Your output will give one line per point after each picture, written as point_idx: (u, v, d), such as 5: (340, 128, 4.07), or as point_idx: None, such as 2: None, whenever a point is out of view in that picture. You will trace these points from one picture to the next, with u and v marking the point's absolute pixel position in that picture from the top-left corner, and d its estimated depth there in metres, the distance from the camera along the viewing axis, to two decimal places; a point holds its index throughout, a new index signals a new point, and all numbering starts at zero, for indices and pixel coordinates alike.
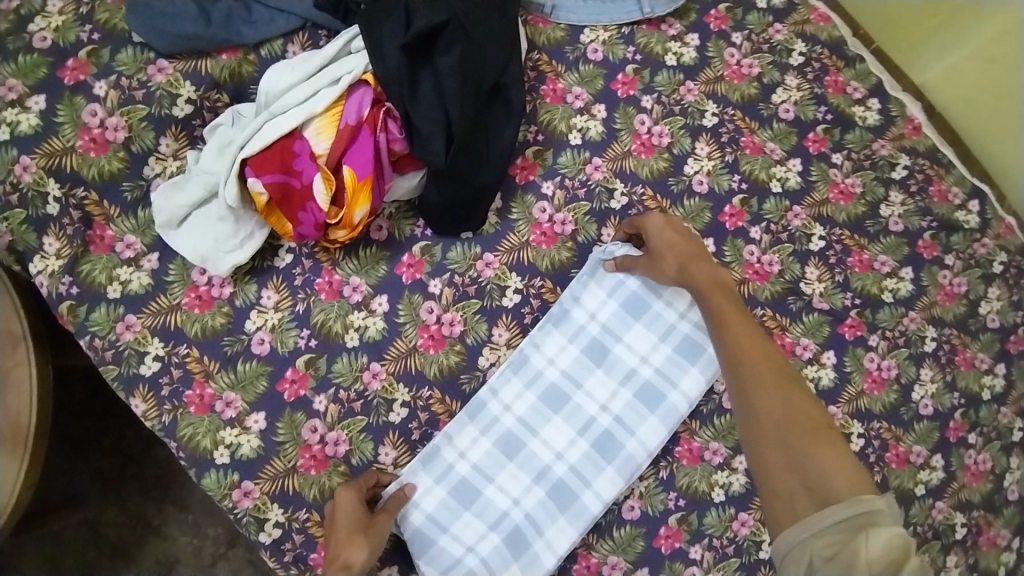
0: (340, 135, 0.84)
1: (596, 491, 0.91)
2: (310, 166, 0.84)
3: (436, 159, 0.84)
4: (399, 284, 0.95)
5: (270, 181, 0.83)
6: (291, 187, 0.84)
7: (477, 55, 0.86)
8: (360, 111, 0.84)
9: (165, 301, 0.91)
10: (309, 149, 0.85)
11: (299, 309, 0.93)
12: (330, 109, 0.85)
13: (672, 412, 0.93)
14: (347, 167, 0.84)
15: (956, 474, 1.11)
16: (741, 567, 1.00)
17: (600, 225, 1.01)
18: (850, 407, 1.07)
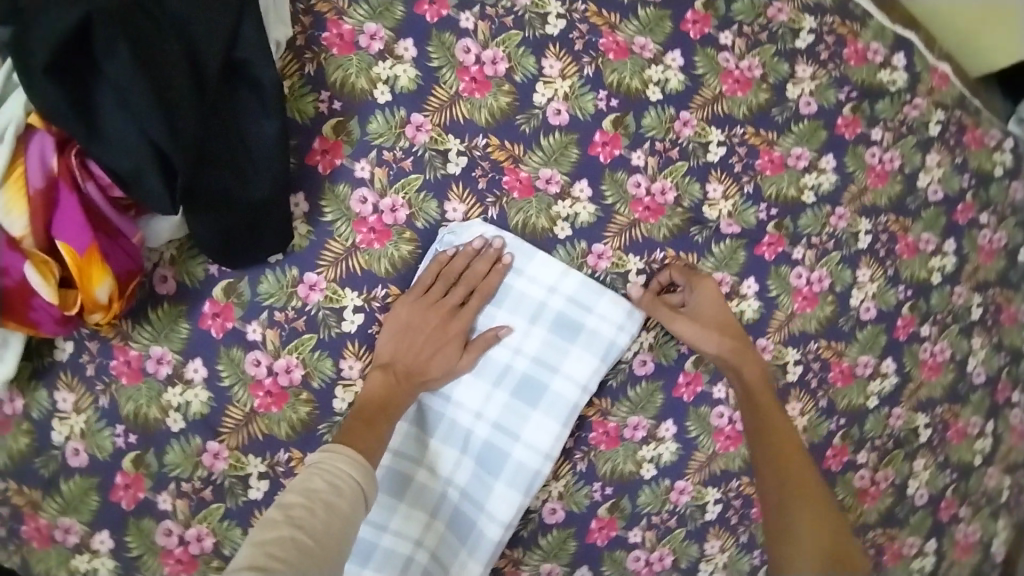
0: (35, 205, 0.62)
1: (489, 511, 0.81)
2: (14, 255, 0.62)
3: (164, 202, 0.64)
4: (210, 341, 0.77)
5: None
6: (2, 290, 0.62)
7: (160, 39, 0.60)
8: (47, 164, 0.62)
9: None
10: (4, 235, 0.62)
11: (103, 403, 0.76)
12: (6, 173, 0.61)
13: (557, 401, 0.83)
14: (60, 243, 0.63)
15: (912, 374, 1.00)
16: (688, 535, 0.91)
17: (441, 201, 0.81)
18: (780, 333, 0.93)
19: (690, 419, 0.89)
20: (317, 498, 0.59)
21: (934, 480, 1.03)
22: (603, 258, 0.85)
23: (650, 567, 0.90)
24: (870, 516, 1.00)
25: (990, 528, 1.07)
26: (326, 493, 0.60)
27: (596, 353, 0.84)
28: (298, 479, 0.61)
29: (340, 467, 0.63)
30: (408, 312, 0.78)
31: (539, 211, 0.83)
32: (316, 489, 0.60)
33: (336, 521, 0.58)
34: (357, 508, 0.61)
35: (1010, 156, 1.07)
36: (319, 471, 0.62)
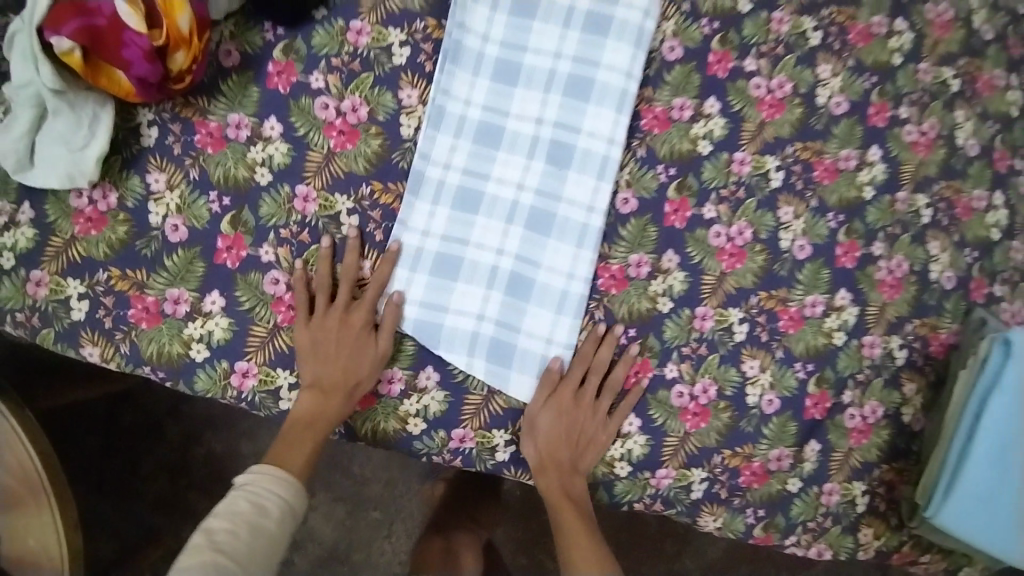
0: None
1: (569, 199, 0.86)
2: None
3: None
4: (280, 98, 0.83)
5: (75, 31, 0.68)
6: (97, 27, 0.69)
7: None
8: None
9: (61, 240, 0.81)
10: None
11: (194, 175, 0.82)
12: None
13: (608, 90, 0.86)
14: None
15: (925, 30, 1.03)
16: (759, 205, 0.92)
17: None
18: (793, 6, 0.95)
19: (730, 94, 0.92)
20: (241, 520, 0.67)
21: (981, 131, 1.05)
22: None
23: (733, 243, 0.91)
24: (930, 167, 1.01)
25: None
26: (256, 517, 0.68)
27: (633, 42, 0.86)
28: (222, 503, 0.69)
29: (267, 490, 0.71)
30: (311, 334, 0.79)
31: None
32: (248, 512, 0.68)
33: (255, 542, 0.66)
34: (281, 526, 0.70)
35: None
36: (249, 492, 0.70)
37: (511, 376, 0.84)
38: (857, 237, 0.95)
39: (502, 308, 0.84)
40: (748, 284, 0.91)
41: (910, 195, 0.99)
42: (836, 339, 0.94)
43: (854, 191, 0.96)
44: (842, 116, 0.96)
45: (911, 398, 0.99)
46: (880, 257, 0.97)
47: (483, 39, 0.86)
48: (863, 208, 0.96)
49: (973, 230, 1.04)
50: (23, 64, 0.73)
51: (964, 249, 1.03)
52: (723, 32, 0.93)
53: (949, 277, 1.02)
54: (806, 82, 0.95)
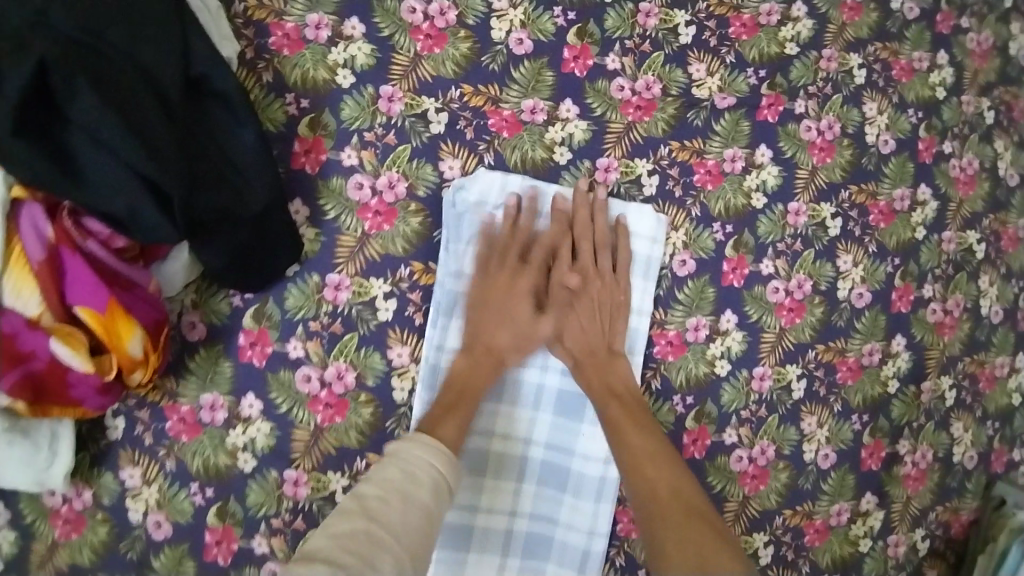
0: (43, 279, 0.57)
1: (584, 453, 0.79)
2: (39, 336, 0.57)
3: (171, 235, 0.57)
4: (255, 372, 0.74)
5: (7, 388, 0.57)
6: (36, 373, 0.58)
7: (115, 29, 0.53)
8: (41, 231, 0.57)
9: (41, 546, 0.72)
10: (21, 319, 0.57)
11: (169, 466, 0.73)
12: (8, 253, 0.56)
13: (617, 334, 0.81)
14: (78, 306, 0.58)
15: (949, 194, 0.97)
16: (782, 421, 0.88)
17: (435, 162, 0.77)
18: (809, 192, 0.89)
19: (746, 302, 0.86)
20: (390, 487, 0.54)
21: (1005, 294, 1.00)
22: (611, 170, 0.82)
23: (756, 463, 0.87)
24: (954, 347, 0.96)
25: None
26: (407, 486, 0.54)
27: (640, 274, 0.82)
28: (372, 467, 0.56)
29: (417, 456, 0.57)
30: (479, 287, 0.76)
31: (534, 142, 0.80)
32: (395, 477, 0.55)
33: (416, 514, 0.53)
34: (437, 501, 0.55)
35: None
36: (398, 457, 0.57)
37: None
38: (882, 435, 0.92)
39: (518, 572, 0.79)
40: (772, 504, 0.88)
41: (934, 381, 0.95)
42: (863, 545, 0.92)
43: (878, 387, 0.92)
44: (864, 309, 0.91)
45: None
46: (906, 454, 0.93)
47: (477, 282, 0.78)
48: (887, 403, 0.92)
49: (995, 400, 1.01)
50: None
51: (986, 423, 1.00)
52: (738, 236, 0.86)
53: (971, 456, 0.99)
54: (826, 276, 0.89)
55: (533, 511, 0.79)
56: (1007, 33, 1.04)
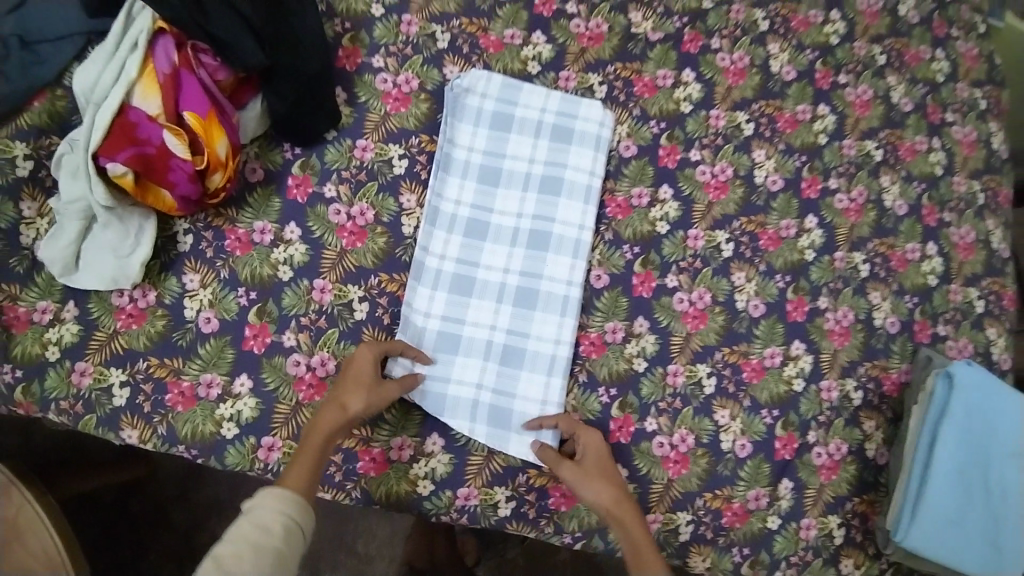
0: (166, 88, 0.84)
1: (551, 276, 1.00)
2: (154, 127, 0.83)
3: (256, 58, 0.86)
4: (298, 207, 0.97)
5: (128, 159, 0.81)
6: (148, 155, 0.83)
7: None
8: (169, 57, 0.85)
9: (103, 334, 0.92)
10: (144, 114, 0.83)
11: (224, 274, 0.94)
12: (144, 70, 0.84)
13: (575, 186, 1.04)
14: (186, 112, 0.84)
15: (846, 112, 1.18)
16: (715, 273, 1.07)
17: (439, 68, 1.05)
18: (727, 103, 1.13)
19: (681, 180, 1.09)
20: (244, 545, 0.67)
21: (907, 193, 1.20)
22: (570, 80, 1.08)
23: (695, 307, 1.05)
24: (863, 229, 1.16)
25: (982, 227, 1.27)
26: (256, 535, 0.69)
27: (591, 146, 1.06)
28: (230, 530, 0.69)
29: (271, 510, 0.71)
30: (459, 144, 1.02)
31: (512, 58, 1.08)
32: (251, 537, 0.68)
33: (268, 557, 0.67)
34: (288, 542, 0.70)
35: None
36: (254, 515, 0.71)
37: (512, 439, 0.95)
38: (804, 293, 1.10)
39: (496, 374, 0.96)
40: (712, 341, 1.05)
41: (847, 254, 1.14)
42: (796, 386, 1.07)
43: (796, 255, 1.11)
44: (778, 192, 1.12)
45: (871, 434, 1.10)
46: (827, 309, 1.11)
47: (468, 149, 1.03)
48: (806, 268, 1.11)
49: (910, 278, 1.18)
50: (72, 182, 0.87)
51: (905, 296, 1.17)
52: (670, 131, 1.10)
53: (893, 322, 1.15)
54: (745, 165, 1.12)
55: (511, 325, 0.98)
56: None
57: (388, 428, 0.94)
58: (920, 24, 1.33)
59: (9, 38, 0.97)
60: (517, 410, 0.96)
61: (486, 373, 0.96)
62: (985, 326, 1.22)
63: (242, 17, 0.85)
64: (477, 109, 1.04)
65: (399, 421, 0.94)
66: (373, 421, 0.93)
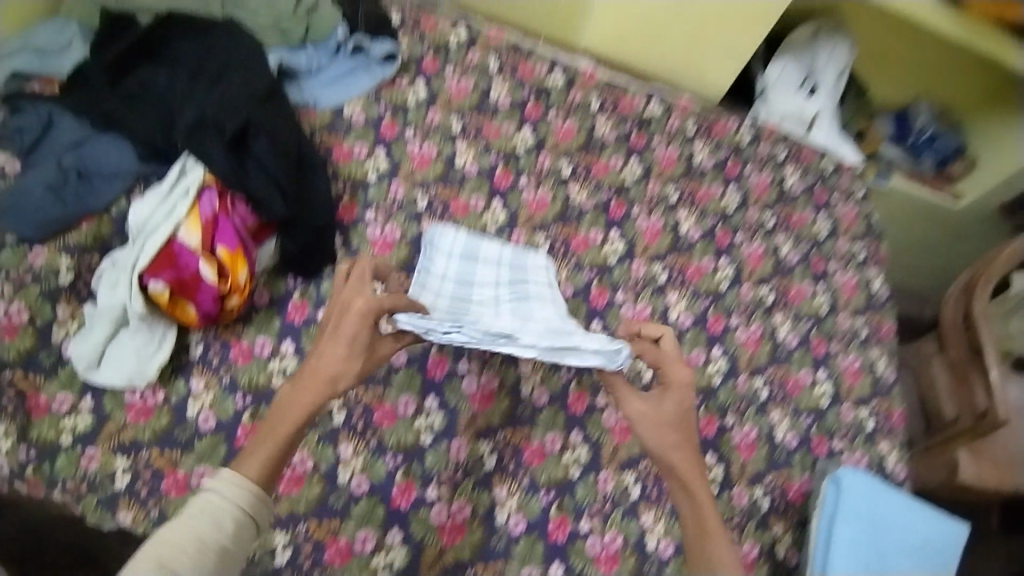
0: (206, 228, 1.08)
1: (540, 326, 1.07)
2: (193, 257, 1.07)
3: (280, 213, 1.13)
4: (295, 327, 1.18)
5: (167, 279, 1.05)
6: (183, 278, 1.06)
7: (285, 125, 1.18)
8: (212, 204, 1.09)
9: (113, 425, 1.08)
10: (186, 246, 1.07)
11: (225, 380, 1.13)
12: (191, 212, 1.09)
13: (540, 293, 1.22)
14: (219, 248, 1.08)
15: (743, 265, 1.48)
16: (637, 393, 1.29)
17: (418, 222, 1.34)
18: (647, 255, 1.42)
19: (609, 316, 1.34)
20: (190, 542, 0.77)
21: (797, 328, 1.47)
22: (521, 238, 1.38)
23: (622, 422, 1.26)
24: (761, 358, 1.41)
25: (866, 356, 1.50)
26: (211, 527, 0.80)
27: (543, 277, 1.29)
28: (181, 521, 0.80)
29: (225, 495, 0.84)
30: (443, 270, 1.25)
31: (475, 219, 1.37)
32: (199, 528, 0.79)
33: (209, 555, 0.77)
34: (232, 542, 0.82)
35: (750, 130, 1.63)
36: (209, 512, 0.82)
37: (577, 341, 1.03)
38: (713, 412, 1.33)
39: (541, 338, 1.03)
40: (638, 452, 1.23)
41: (748, 379, 1.37)
42: None
43: (705, 380, 1.35)
44: (688, 328, 1.39)
45: (779, 537, 1.27)
46: (732, 426, 1.33)
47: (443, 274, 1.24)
48: (713, 391, 1.35)
49: (804, 400, 1.40)
50: (112, 293, 1.08)
51: (801, 416, 1.39)
52: (601, 276, 1.38)
53: (792, 437, 1.36)
54: (660, 305, 1.39)
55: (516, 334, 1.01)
56: (782, 174, 1.63)
57: (353, 523, 1.10)
58: (802, 195, 1.63)
59: (68, 170, 1.17)
60: (573, 338, 1.04)
61: (536, 340, 1.02)
62: (876, 441, 1.42)
63: (275, 182, 1.13)
64: (448, 250, 1.27)
65: (362, 516, 1.11)
66: (341, 514, 1.10)
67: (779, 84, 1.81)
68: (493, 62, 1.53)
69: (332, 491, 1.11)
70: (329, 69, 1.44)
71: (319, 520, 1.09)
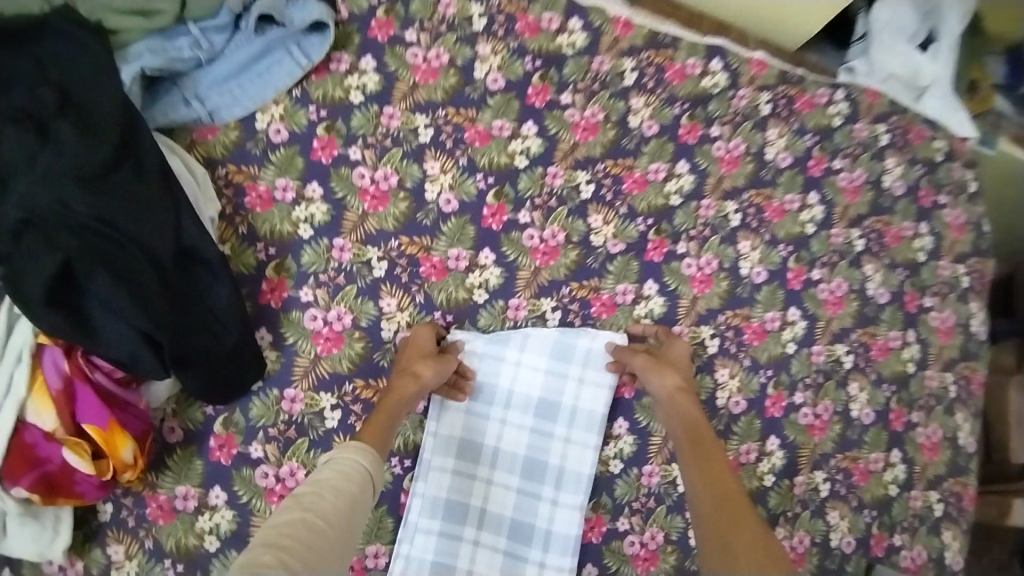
0: (59, 406, 0.79)
1: (579, 404, 1.02)
2: (54, 445, 0.80)
3: (156, 370, 0.80)
4: (224, 469, 0.93)
5: (30, 483, 0.79)
6: (51, 473, 0.81)
7: (144, 228, 0.80)
8: (59, 370, 0.80)
9: None
10: (40, 433, 0.80)
11: (148, 545, 0.91)
12: (33, 385, 0.80)
13: (575, 413, 1.01)
14: (84, 426, 0.80)
15: (817, 314, 1.15)
16: (669, 511, 1.02)
17: (375, 299, 0.99)
18: (690, 317, 1.10)
19: (637, 410, 1.03)
20: (325, 485, 0.73)
21: (875, 398, 1.17)
22: (521, 308, 1.03)
23: (646, 547, 1.01)
24: (827, 445, 1.13)
25: (949, 423, 1.21)
26: (334, 482, 0.73)
27: (563, 480, 1.00)
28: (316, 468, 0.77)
29: (349, 458, 0.77)
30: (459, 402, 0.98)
31: (457, 286, 1.02)
32: (330, 476, 0.74)
33: (345, 504, 0.71)
34: (364, 492, 0.75)
35: (845, 105, 1.21)
36: (330, 463, 0.77)
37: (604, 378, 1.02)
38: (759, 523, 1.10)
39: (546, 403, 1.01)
40: None
41: (807, 476, 1.12)
42: None
43: (754, 481, 1.11)
44: (740, 414, 1.11)
45: None
46: (783, 538, 1.11)
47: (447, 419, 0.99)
48: (763, 495, 1.11)
49: (871, 491, 1.15)
50: None
51: (863, 512, 1.15)
52: None
53: (849, 541, 1.14)
54: (707, 387, 1.10)
55: (522, 410, 1.01)
56: (880, 168, 1.22)
57: None
58: (906, 196, 1.23)
59: None
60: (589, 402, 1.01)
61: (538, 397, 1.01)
62: (939, 530, 1.18)
63: (136, 328, 0.78)
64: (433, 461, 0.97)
65: None
66: None
67: (888, 26, 1.21)
68: (477, 14, 1.07)
69: None
70: (220, 60, 0.97)
71: None
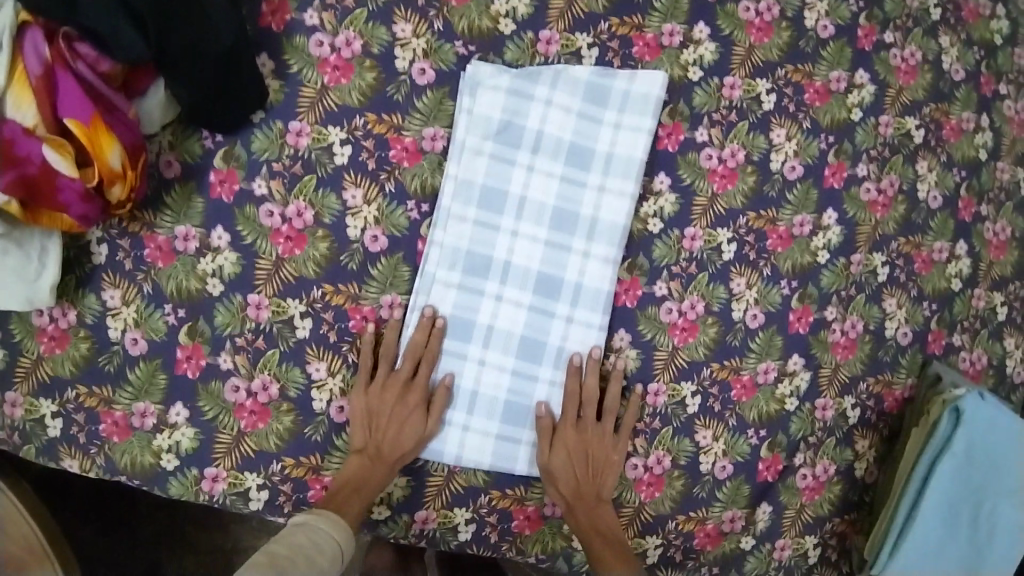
0: (40, 94, 0.69)
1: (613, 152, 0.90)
2: (32, 142, 0.69)
3: (142, 51, 0.67)
4: (225, 207, 0.85)
5: (5, 185, 0.68)
6: (29, 176, 0.69)
7: None
8: (39, 54, 0.69)
9: (27, 360, 0.84)
10: (19, 128, 0.68)
11: (147, 289, 0.85)
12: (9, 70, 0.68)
13: (610, 159, 0.90)
14: (66, 120, 0.70)
15: (887, 82, 1.01)
16: (712, 278, 0.94)
17: (388, 25, 0.86)
18: (744, 68, 0.94)
19: (680, 166, 0.93)
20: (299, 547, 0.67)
21: (944, 181, 1.05)
22: (553, 42, 0.90)
23: (685, 317, 0.94)
24: (888, 226, 1.01)
25: (1017, 222, 1.11)
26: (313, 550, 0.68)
27: (594, 234, 0.90)
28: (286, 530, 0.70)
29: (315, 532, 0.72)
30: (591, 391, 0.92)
31: (479, 13, 0.88)
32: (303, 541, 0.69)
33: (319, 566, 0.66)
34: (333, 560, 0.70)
35: None
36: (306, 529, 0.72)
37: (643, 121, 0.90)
38: (811, 301, 0.98)
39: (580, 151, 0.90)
40: (700, 356, 0.95)
41: (866, 256, 1.00)
42: (789, 404, 0.99)
43: (808, 256, 0.98)
44: (796, 181, 0.96)
45: (863, 453, 1.04)
46: (833, 320, 0.99)
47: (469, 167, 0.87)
48: (816, 272, 0.98)
49: (933, 282, 1.05)
50: None
51: (923, 303, 1.05)
52: (672, 104, 0.93)
53: (905, 333, 1.04)
54: (760, 148, 0.95)
55: (552, 161, 0.89)
56: None
57: (338, 457, 0.89)
58: None
59: None
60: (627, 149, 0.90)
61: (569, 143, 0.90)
62: (1003, 336, 1.11)
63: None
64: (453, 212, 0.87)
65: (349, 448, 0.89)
66: (322, 448, 0.89)
67: None
68: None
69: (308, 423, 0.88)
70: None
71: (296, 457, 0.89)
